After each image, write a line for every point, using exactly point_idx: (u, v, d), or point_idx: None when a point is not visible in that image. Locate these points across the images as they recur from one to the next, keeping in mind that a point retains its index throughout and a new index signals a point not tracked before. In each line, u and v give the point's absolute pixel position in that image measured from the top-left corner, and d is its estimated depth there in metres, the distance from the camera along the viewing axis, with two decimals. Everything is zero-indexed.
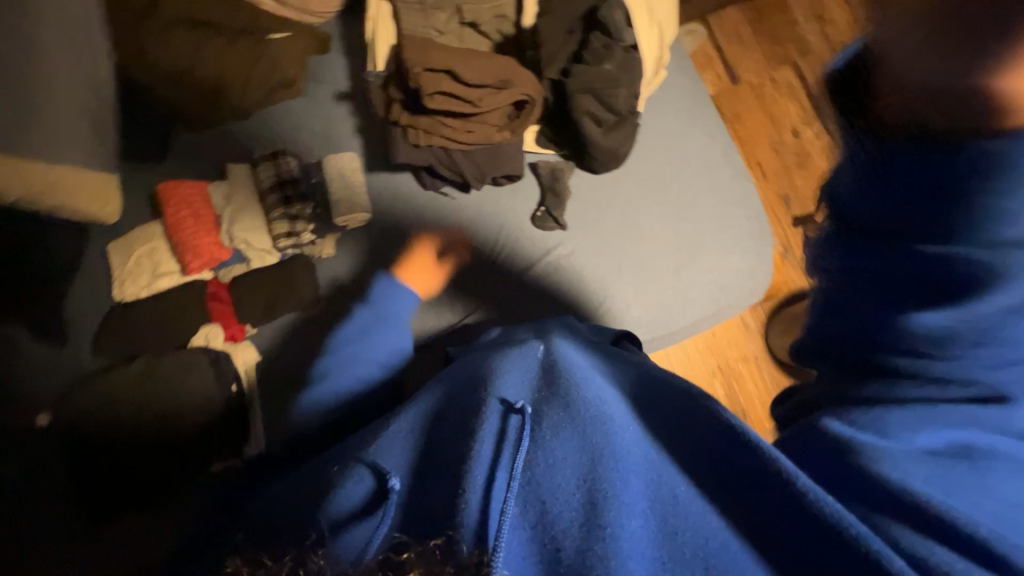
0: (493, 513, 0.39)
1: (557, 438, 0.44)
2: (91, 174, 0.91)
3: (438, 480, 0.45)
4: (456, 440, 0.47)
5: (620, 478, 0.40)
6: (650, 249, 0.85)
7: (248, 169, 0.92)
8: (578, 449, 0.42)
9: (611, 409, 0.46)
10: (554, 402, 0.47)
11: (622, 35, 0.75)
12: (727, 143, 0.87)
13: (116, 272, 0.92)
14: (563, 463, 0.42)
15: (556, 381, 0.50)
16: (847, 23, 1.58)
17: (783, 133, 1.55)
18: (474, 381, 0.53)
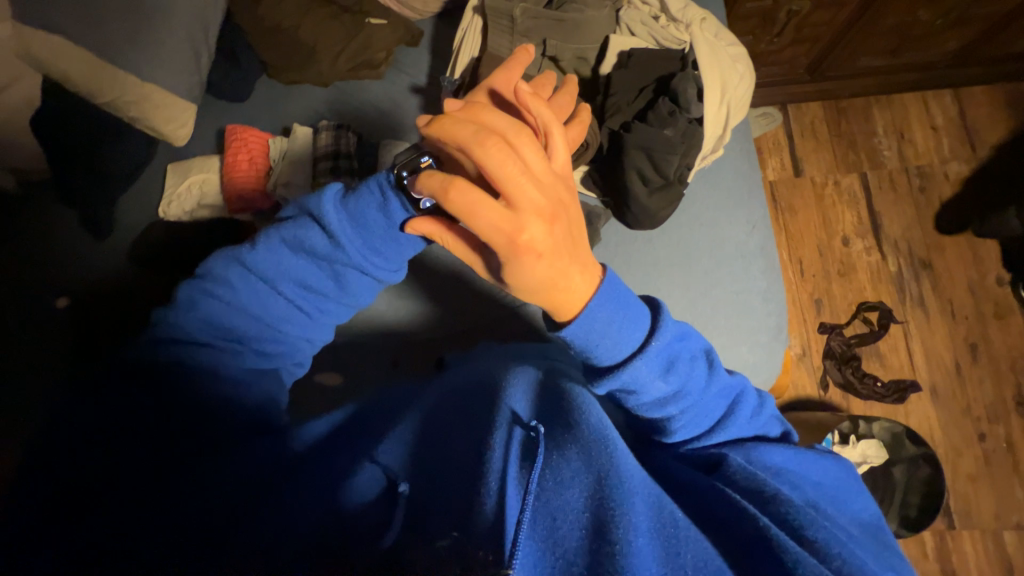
0: (508, 522, 0.46)
1: (565, 453, 0.50)
2: (174, 99, 0.97)
3: (455, 484, 0.51)
4: (470, 444, 0.54)
5: (625, 499, 0.46)
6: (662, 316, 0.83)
7: (310, 133, 0.96)
8: (585, 469, 0.49)
9: (613, 431, 0.53)
10: (563, 424, 0.53)
11: (690, 107, 0.77)
12: (766, 234, 0.86)
13: (167, 191, 0.98)
14: (571, 483, 0.48)
15: (559, 400, 0.56)
16: (927, 148, 1.55)
17: (832, 238, 1.52)
18: (484, 395, 0.59)
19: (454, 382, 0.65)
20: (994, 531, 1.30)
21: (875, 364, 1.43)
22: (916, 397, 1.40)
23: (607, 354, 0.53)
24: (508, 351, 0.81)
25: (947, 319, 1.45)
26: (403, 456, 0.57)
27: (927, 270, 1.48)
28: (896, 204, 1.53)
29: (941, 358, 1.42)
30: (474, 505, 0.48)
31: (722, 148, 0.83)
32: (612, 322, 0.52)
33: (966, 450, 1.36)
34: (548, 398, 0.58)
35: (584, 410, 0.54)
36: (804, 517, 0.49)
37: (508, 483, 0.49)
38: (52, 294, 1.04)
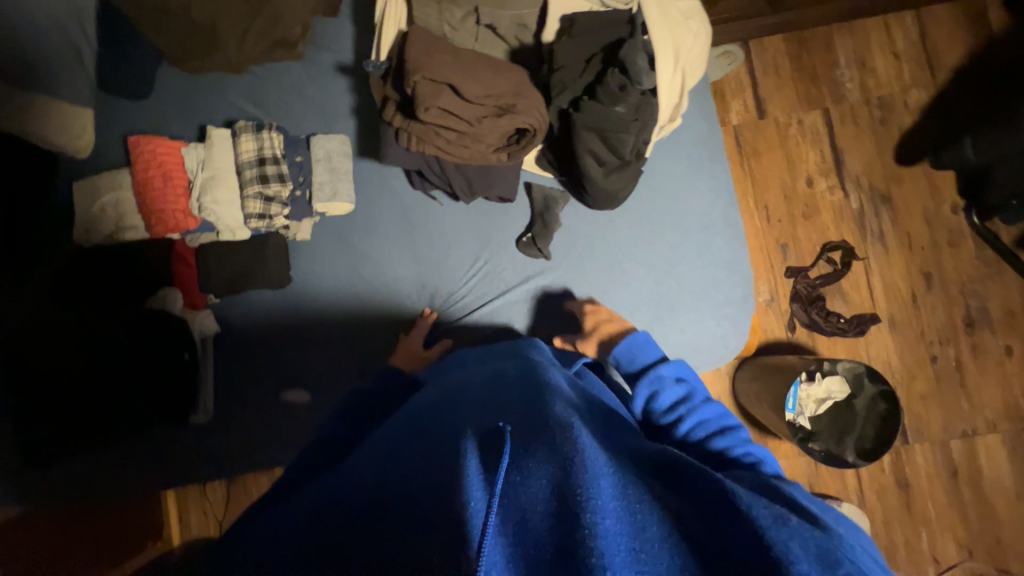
0: (471, 518, 0.38)
1: (532, 447, 0.46)
2: (64, 107, 0.84)
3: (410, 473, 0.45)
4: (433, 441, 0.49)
5: (591, 480, 0.41)
6: (629, 296, 0.81)
7: (229, 135, 0.85)
8: (552, 460, 0.44)
9: (580, 422, 0.50)
10: (534, 422, 0.50)
11: (642, 79, 0.70)
12: (729, 203, 0.84)
13: (78, 217, 0.88)
14: (539, 473, 0.43)
15: (533, 398, 0.55)
16: (889, 76, 1.52)
17: (796, 180, 1.51)
18: (450, 406, 0.56)
19: (425, 397, 0.62)
20: (942, 441, 1.43)
21: (838, 301, 1.48)
22: (875, 329, 1.47)
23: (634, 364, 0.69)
24: (474, 356, 0.75)
25: (905, 250, 1.49)
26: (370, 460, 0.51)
27: (887, 205, 1.50)
28: (858, 139, 1.51)
29: (898, 289, 1.48)
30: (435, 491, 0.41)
31: (679, 118, 0.77)
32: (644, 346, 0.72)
33: (918, 372, 1.46)
34: (522, 397, 0.56)
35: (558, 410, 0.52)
36: (787, 500, 0.47)
37: (472, 473, 0.42)
38: None
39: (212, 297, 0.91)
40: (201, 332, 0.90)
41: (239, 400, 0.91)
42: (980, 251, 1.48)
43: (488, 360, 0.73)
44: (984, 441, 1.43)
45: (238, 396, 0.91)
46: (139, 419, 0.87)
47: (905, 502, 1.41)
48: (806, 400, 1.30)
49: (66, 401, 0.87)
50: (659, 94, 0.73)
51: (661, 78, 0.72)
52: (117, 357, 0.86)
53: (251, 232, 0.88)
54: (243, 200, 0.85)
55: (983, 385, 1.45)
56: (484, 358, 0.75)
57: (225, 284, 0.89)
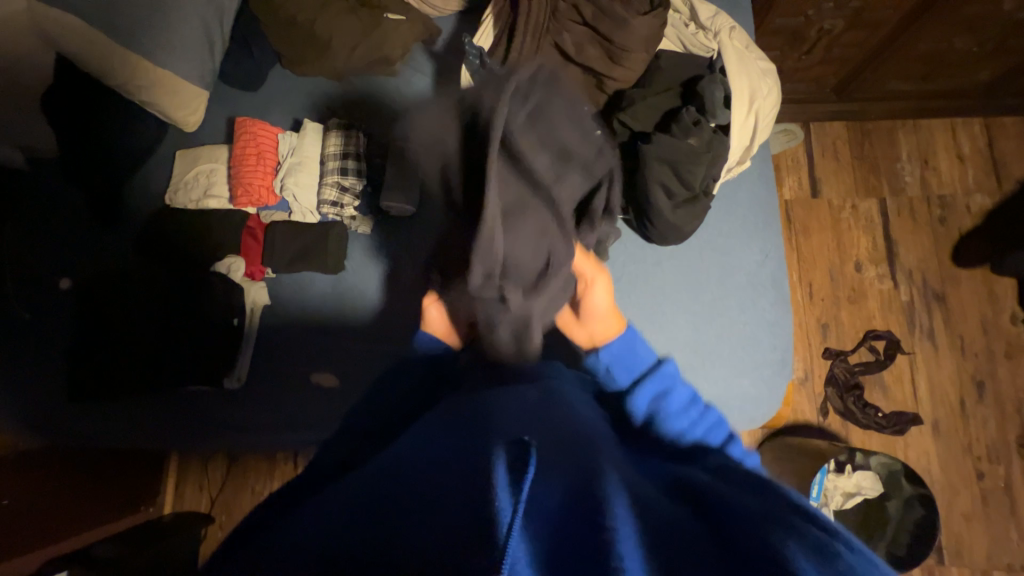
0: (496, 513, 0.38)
1: (548, 475, 0.47)
2: (186, 86, 0.96)
3: (443, 490, 0.44)
4: (461, 462, 0.49)
5: (611, 507, 0.41)
6: (664, 341, 0.81)
7: (321, 130, 0.94)
8: (563, 488, 0.45)
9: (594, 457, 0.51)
10: (546, 457, 0.50)
11: (717, 114, 0.72)
12: (778, 265, 0.84)
13: (174, 181, 0.98)
14: (551, 496, 0.44)
15: (554, 434, 0.56)
16: (951, 176, 1.51)
17: (845, 263, 1.49)
18: (472, 432, 0.55)
19: (442, 417, 0.62)
20: (984, 569, 1.30)
21: (878, 394, 1.41)
22: (916, 431, 1.38)
23: (633, 370, 0.76)
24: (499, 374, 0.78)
25: (955, 353, 1.42)
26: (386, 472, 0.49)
27: (939, 303, 1.45)
28: (913, 232, 1.49)
29: (945, 392, 1.40)
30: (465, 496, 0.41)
31: (748, 161, 0.76)
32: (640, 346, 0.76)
33: (963, 487, 1.34)
34: (540, 430, 0.56)
35: (571, 446, 0.53)
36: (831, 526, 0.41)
37: (498, 478, 0.42)
38: (53, 275, 1.04)
39: (269, 273, 0.97)
40: (253, 300, 0.95)
41: (270, 374, 0.95)
42: None
43: (510, 385, 0.73)
44: None
45: (269, 371, 0.95)
46: (177, 375, 0.92)
47: None
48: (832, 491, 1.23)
49: (123, 345, 0.93)
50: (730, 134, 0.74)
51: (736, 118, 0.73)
52: (178, 313, 0.94)
53: (320, 217, 0.95)
54: (321, 187, 0.92)
55: None
56: (505, 384, 0.75)
57: (285, 260, 0.94)
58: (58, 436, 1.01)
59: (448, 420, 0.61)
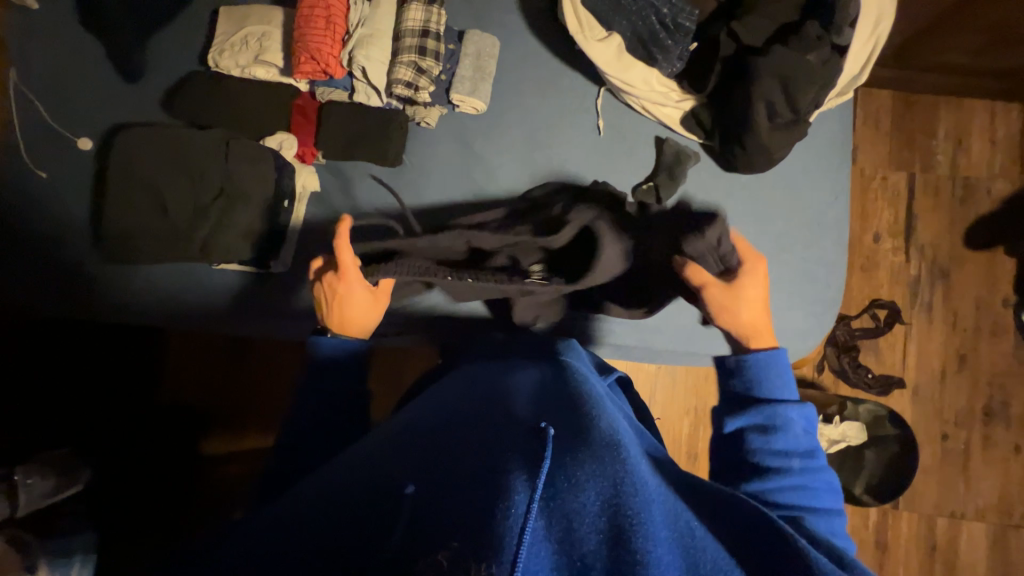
0: (518, 523, 0.41)
1: (584, 463, 0.48)
2: None
3: (458, 480, 0.47)
4: (476, 452, 0.50)
5: (641, 508, 0.45)
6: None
7: (396, 3, 0.84)
8: (598, 475, 0.47)
9: (625, 447, 0.52)
10: (576, 436, 0.52)
11: (841, 32, 0.72)
12: (845, 207, 0.85)
13: (217, 40, 0.88)
14: (585, 486, 0.46)
15: (580, 411, 0.56)
16: (981, 160, 1.55)
17: (865, 232, 1.54)
18: (490, 410, 0.56)
19: (446, 398, 0.63)
20: (929, 514, 1.47)
21: (871, 358, 1.51)
22: (898, 394, 1.50)
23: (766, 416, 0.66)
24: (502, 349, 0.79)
25: (947, 327, 1.52)
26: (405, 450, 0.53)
27: (943, 280, 1.53)
28: (933, 210, 1.54)
29: (930, 362, 1.51)
30: (484, 493, 0.44)
31: (851, 93, 0.78)
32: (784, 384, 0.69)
33: (927, 445, 1.49)
34: (563, 404, 0.58)
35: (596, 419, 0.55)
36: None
37: (521, 485, 0.44)
38: (73, 132, 0.95)
39: (320, 158, 0.90)
40: (303, 184, 0.88)
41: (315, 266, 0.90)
42: (1017, 349, 1.51)
43: (522, 362, 0.72)
44: (968, 527, 1.47)
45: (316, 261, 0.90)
46: (204, 251, 0.84)
47: (878, 562, 1.46)
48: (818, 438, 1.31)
49: (141, 215, 0.83)
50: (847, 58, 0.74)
51: (857, 43, 0.73)
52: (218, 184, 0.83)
53: (385, 103, 0.87)
54: (394, 65, 0.82)
55: (982, 473, 1.49)
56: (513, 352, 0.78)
57: (341, 147, 0.88)
58: (65, 306, 0.94)
59: (461, 398, 0.62)
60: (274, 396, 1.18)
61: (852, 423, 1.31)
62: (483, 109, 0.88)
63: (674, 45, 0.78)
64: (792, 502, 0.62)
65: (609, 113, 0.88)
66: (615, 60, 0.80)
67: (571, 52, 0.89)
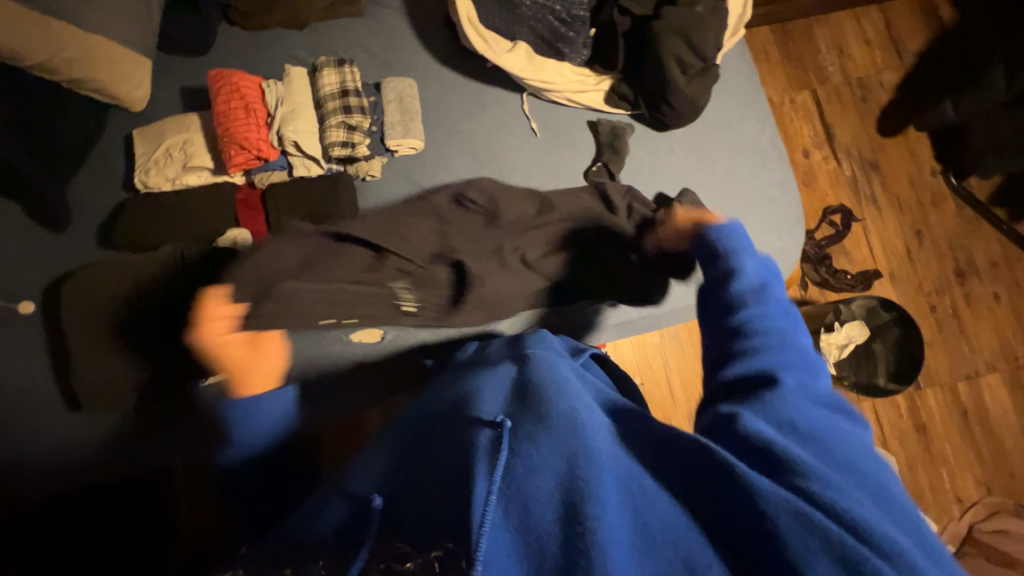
0: (472, 525, 0.40)
1: (540, 446, 0.45)
2: (125, 53, 0.86)
3: (432, 494, 0.47)
4: (440, 463, 0.49)
5: (593, 475, 0.41)
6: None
7: (308, 74, 0.87)
8: (555, 449, 0.44)
9: (584, 417, 0.47)
10: (533, 413, 0.49)
11: None
12: (775, 130, 0.91)
13: (140, 162, 0.87)
14: (541, 465, 0.43)
15: (542, 386, 0.52)
16: (864, 60, 1.71)
17: (795, 152, 1.65)
18: (455, 412, 0.55)
19: (426, 406, 0.63)
20: (950, 382, 1.54)
21: (843, 260, 1.59)
22: (879, 284, 1.58)
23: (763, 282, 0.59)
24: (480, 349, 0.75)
25: (896, 211, 1.63)
26: (390, 475, 0.54)
27: (875, 171, 1.65)
28: (843, 114, 1.67)
29: (894, 246, 1.61)
30: (448, 506, 0.44)
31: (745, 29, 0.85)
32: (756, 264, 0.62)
33: (922, 321, 1.57)
34: (523, 384, 0.55)
35: (556, 387, 0.51)
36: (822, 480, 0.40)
37: (476, 480, 0.43)
38: (12, 299, 0.89)
39: None
40: None
41: (307, 347, 0.86)
42: (960, 208, 1.63)
43: (489, 358, 0.68)
44: (986, 381, 1.54)
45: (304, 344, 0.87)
46: (193, 367, 0.82)
47: (925, 443, 1.50)
48: (829, 346, 1.37)
49: (118, 352, 0.80)
50: (727, 1, 0.81)
51: None
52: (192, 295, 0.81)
53: (327, 169, 0.89)
54: (325, 131, 0.85)
55: (977, 328, 1.57)
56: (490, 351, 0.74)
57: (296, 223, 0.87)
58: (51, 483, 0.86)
59: (434, 408, 0.61)
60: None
61: (852, 323, 1.36)
62: (421, 145, 0.90)
63: (576, 36, 0.85)
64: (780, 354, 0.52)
65: (538, 113, 0.91)
66: (528, 64, 0.84)
67: (485, 71, 0.93)
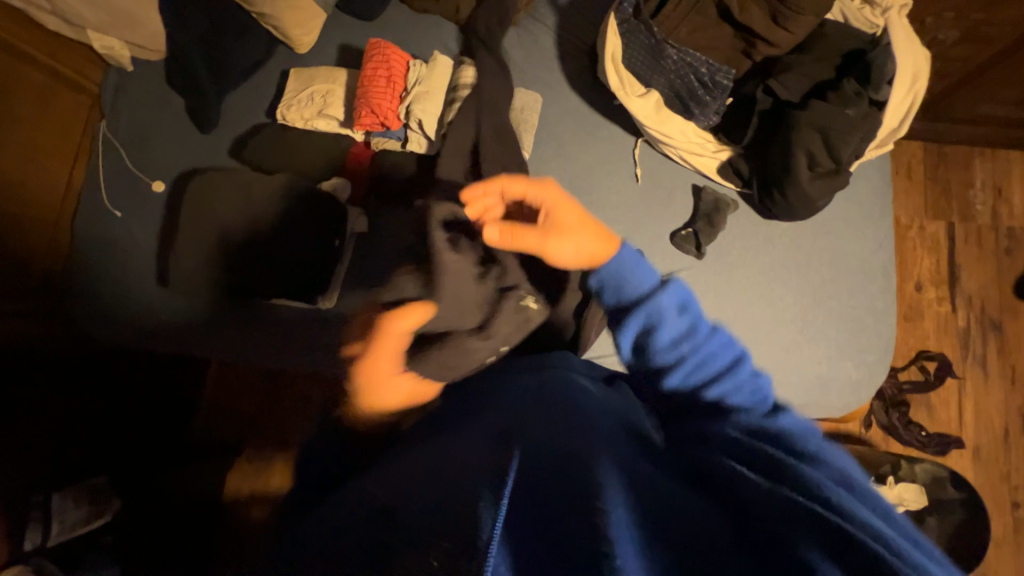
0: (478, 499, 0.39)
1: (538, 457, 0.46)
2: (308, 2, 0.98)
3: (429, 492, 0.45)
4: (444, 462, 0.50)
5: (606, 472, 0.42)
6: (756, 323, 0.82)
7: (450, 65, 0.94)
8: (566, 454, 0.45)
9: (595, 429, 0.50)
10: (543, 429, 0.50)
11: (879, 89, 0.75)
12: (891, 255, 0.84)
13: (285, 96, 0.97)
14: (547, 463, 0.45)
15: (538, 414, 0.54)
16: (1023, 209, 1.52)
17: (906, 281, 1.50)
18: (453, 429, 0.57)
19: (441, 414, 0.63)
20: None
21: (923, 413, 1.42)
22: (957, 454, 1.39)
23: (646, 282, 0.61)
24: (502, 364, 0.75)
25: (1005, 383, 1.43)
26: (389, 473, 0.53)
27: (995, 333, 1.46)
28: (977, 259, 1.50)
29: (990, 419, 1.41)
30: (445, 501, 0.42)
31: (893, 144, 0.79)
32: (636, 266, 0.62)
33: (996, 514, 1.36)
34: (537, 404, 0.56)
35: (574, 413, 0.53)
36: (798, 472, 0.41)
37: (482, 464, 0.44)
38: (151, 177, 1.04)
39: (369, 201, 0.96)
40: (352, 226, 0.94)
41: (360, 303, 0.92)
42: None
43: (512, 371, 0.69)
44: None
45: (357, 299, 0.92)
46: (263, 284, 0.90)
47: None
48: None
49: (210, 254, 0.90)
50: (886, 111, 0.76)
51: (895, 96, 0.76)
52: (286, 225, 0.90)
53: (435, 152, 0.94)
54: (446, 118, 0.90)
55: None
56: (511, 369, 0.73)
57: (390, 195, 0.94)
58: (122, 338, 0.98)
59: (445, 414, 0.63)
60: (303, 429, 1.19)
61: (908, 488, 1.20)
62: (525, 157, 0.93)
63: (711, 100, 0.83)
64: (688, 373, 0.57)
65: (646, 162, 0.91)
66: (654, 113, 0.84)
67: (610, 107, 0.95)
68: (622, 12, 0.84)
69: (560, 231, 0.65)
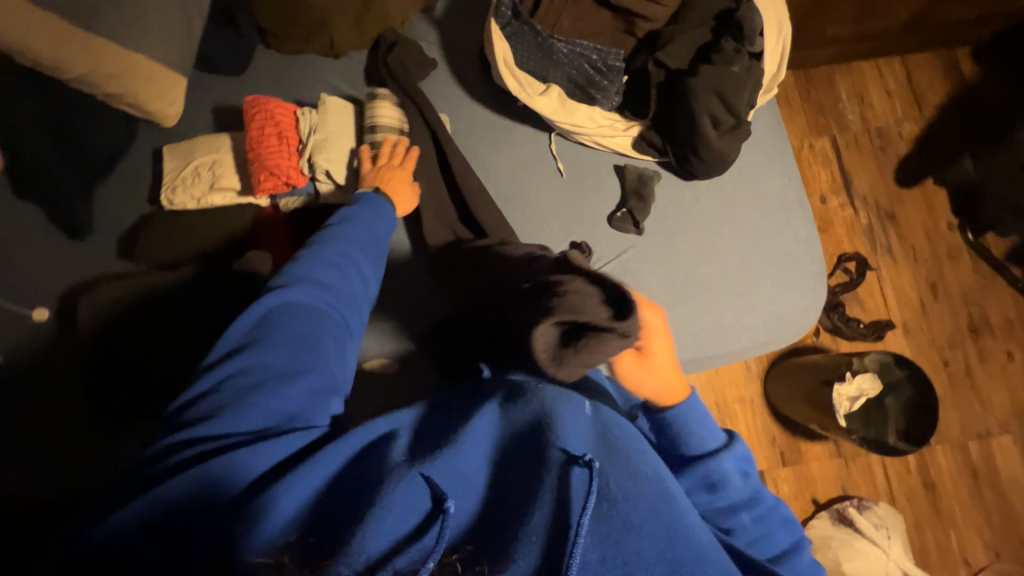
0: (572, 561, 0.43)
1: (638, 514, 0.48)
2: (163, 70, 0.87)
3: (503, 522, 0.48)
4: (508, 491, 0.51)
5: (695, 548, 0.47)
6: (708, 281, 0.86)
7: (341, 105, 0.90)
8: (660, 514, 0.48)
9: (668, 482, 0.53)
10: (619, 468, 0.51)
11: (754, 41, 0.80)
12: (801, 186, 0.91)
13: (167, 180, 0.88)
14: (639, 524, 0.47)
15: (626, 445, 0.55)
16: (884, 109, 1.72)
17: (811, 197, 1.65)
18: (526, 434, 0.54)
19: (454, 411, 0.61)
20: (961, 440, 1.51)
21: (856, 308, 1.58)
22: (891, 335, 1.57)
23: (707, 436, 0.65)
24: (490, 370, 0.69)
25: (911, 262, 1.63)
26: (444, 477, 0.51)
27: (892, 221, 1.65)
28: (861, 162, 1.68)
29: (908, 297, 1.60)
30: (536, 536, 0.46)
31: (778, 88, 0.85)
32: (701, 420, 0.66)
33: (934, 376, 1.55)
34: (602, 427, 0.57)
35: (643, 451, 0.55)
36: None
37: (574, 520, 0.46)
38: (31, 305, 0.90)
39: None
40: None
41: None
42: (976, 264, 1.62)
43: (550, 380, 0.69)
44: (998, 443, 1.51)
45: None
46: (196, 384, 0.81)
47: (932, 503, 1.47)
48: (840, 398, 1.34)
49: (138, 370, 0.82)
50: (763, 60, 0.82)
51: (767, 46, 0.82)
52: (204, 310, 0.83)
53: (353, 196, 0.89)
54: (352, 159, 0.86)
55: (990, 386, 1.55)
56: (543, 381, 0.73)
57: None
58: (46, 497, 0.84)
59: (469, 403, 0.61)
60: None
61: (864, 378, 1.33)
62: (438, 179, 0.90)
63: (610, 84, 0.85)
64: (733, 523, 0.62)
65: (565, 154, 0.92)
66: (560, 107, 0.85)
67: (516, 108, 0.94)
68: (500, 16, 0.83)
69: (647, 364, 0.66)
